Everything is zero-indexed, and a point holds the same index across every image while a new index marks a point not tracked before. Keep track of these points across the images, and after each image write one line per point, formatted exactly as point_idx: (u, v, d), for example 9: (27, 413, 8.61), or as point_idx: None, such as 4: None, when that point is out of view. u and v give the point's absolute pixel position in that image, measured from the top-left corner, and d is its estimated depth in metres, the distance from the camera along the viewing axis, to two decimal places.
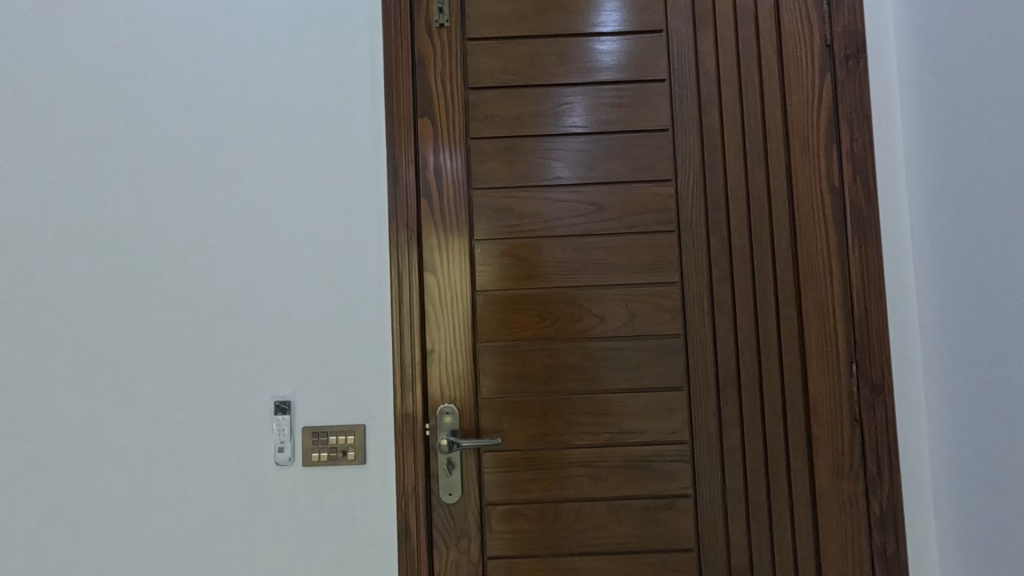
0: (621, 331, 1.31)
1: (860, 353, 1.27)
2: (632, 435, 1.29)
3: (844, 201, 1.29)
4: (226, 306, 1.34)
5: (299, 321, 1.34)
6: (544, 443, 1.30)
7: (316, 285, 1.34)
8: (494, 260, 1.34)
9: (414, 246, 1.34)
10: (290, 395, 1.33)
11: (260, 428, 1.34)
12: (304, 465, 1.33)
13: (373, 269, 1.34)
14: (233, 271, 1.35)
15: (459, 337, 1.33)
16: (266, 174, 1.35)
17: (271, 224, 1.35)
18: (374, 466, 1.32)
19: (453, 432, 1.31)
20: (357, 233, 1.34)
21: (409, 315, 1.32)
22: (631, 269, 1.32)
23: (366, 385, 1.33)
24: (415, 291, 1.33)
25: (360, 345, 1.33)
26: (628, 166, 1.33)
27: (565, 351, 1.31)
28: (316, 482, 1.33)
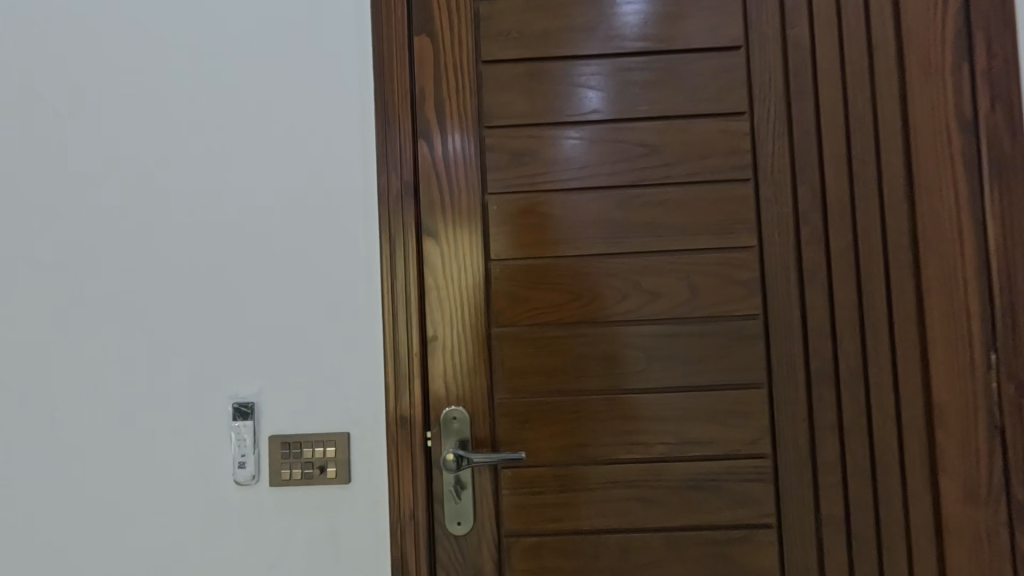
0: (679, 311, 1.00)
1: (1002, 337, 0.96)
2: (695, 447, 0.99)
3: (978, 137, 0.97)
4: (171, 284, 1.05)
5: (263, 301, 1.04)
6: (579, 457, 1.00)
7: (284, 255, 1.04)
8: (513, 220, 1.03)
9: (410, 207, 1.04)
10: (253, 396, 1.04)
11: (216, 438, 1.05)
12: (272, 484, 1.04)
13: (358, 234, 1.04)
14: (179, 237, 1.05)
15: (469, 321, 1.03)
16: (220, 113, 1.05)
17: (227, 178, 1.05)
18: (360, 486, 1.04)
19: (460, 443, 1.02)
20: (337, 188, 1.04)
21: (405, 294, 1.03)
22: (692, 230, 1.01)
23: (350, 382, 1.03)
24: (412, 264, 1.03)
25: (342, 332, 1.03)
26: (687, 97, 1.02)
27: (606, 338, 1.01)
28: (287, 506, 1.04)
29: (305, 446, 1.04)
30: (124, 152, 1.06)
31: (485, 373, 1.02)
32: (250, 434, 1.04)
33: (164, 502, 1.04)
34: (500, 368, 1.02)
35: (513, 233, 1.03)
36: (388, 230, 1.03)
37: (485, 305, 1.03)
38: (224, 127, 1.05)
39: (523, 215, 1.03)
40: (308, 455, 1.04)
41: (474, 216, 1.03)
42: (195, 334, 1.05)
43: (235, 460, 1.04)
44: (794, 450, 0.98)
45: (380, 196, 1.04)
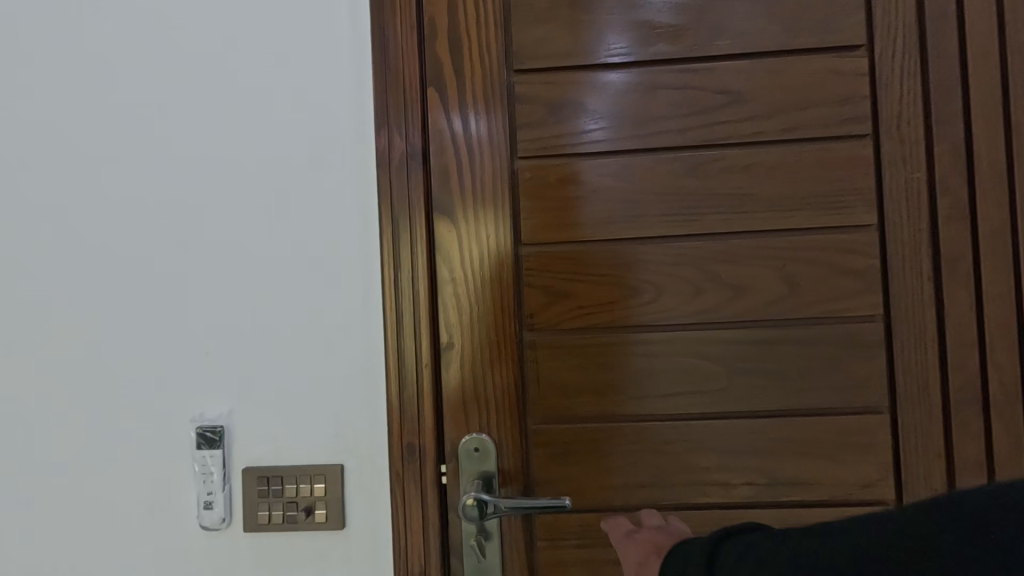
0: (772, 310, 0.76)
1: None
2: (792, 490, 0.75)
3: None
4: (118, 277, 0.83)
5: (233, 298, 0.82)
6: (639, 501, 0.77)
7: (259, 241, 0.82)
8: (552, 193, 0.80)
9: (419, 180, 0.81)
10: (222, 418, 0.82)
11: (176, 471, 0.83)
12: (247, 528, 0.82)
13: (353, 213, 0.81)
14: (127, 217, 0.83)
15: (494, 325, 0.79)
16: (175, 58, 0.82)
17: (185, 142, 0.83)
18: (358, 532, 0.82)
19: (484, 481, 0.79)
20: (324, 154, 0.81)
21: (413, 290, 0.80)
22: (790, 203, 0.76)
23: (344, 402, 0.81)
24: (421, 252, 0.80)
25: (333, 339, 0.81)
26: (784, 24, 0.76)
27: (674, 347, 0.76)
28: (266, 556, 0.83)
29: (288, 482, 0.82)
30: (57, 109, 0.84)
31: (516, 391, 0.78)
32: (218, 467, 0.82)
33: (114, 549, 0.83)
34: (536, 385, 0.78)
35: (551, 210, 0.79)
36: (390, 209, 0.80)
37: (516, 304, 0.79)
38: (181, 76, 0.82)
39: (564, 186, 0.79)
40: (291, 493, 0.82)
41: (502, 190, 0.80)
42: (149, 341, 0.83)
43: (200, 499, 0.82)
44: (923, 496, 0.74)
45: (380, 166, 0.80)
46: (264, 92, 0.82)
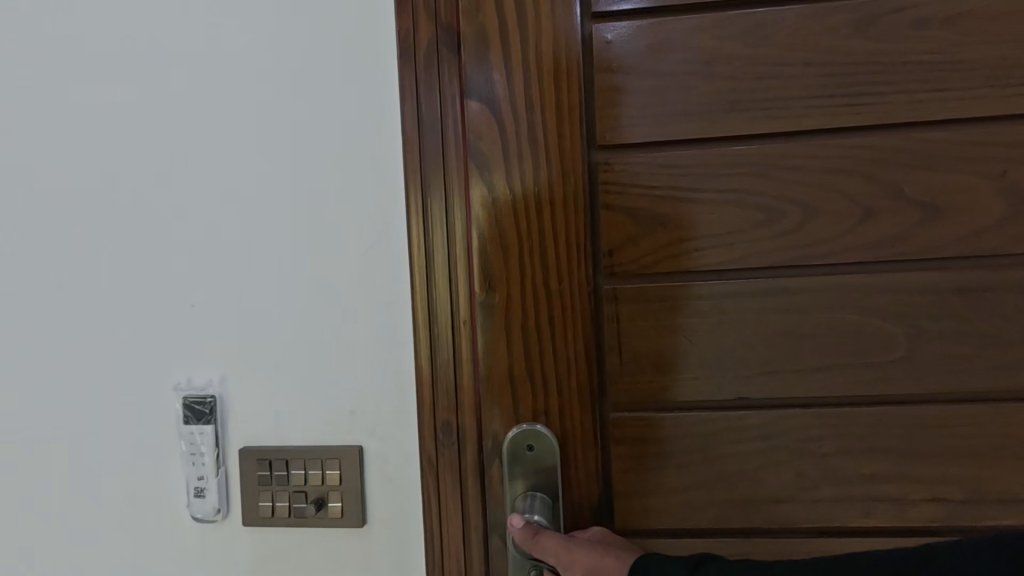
0: (991, 241, 0.49)
1: None
2: (999, 513, 0.51)
3: None
4: (64, 206, 0.64)
5: (211, 230, 0.62)
6: (766, 524, 0.54)
7: (240, 155, 0.61)
8: (644, 71, 0.54)
9: (453, 63, 0.56)
10: (212, 386, 0.64)
11: (158, 453, 0.65)
12: (248, 523, 0.65)
13: (364, 113, 0.58)
14: (71, 123, 0.63)
15: (557, 270, 0.55)
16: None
17: (141, 20, 0.61)
18: (383, 532, 0.64)
19: (543, 496, 0.57)
20: (323, 30, 0.59)
21: (445, 220, 0.57)
22: (1022, 74, 0.49)
23: (359, 367, 0.61)
24: (456, 167, 0.57)
25: (343, 285, 0.60)
26: None
27: (831, 297, 0.52)
28: (269, 561, 0.65)
29: (296, 467, 0.64)
30: None
31: (587, 362, 0.56)
32: (210, 447, 0.63)
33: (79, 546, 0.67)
34: (618, 354, 0.55)
35: (643, 99, 0.54)
36: (412, 107, 0.57)
37: (590, 237, 0.55)
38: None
39: (665, 59, 0.54)
40: (299, 481, 0.64)
41: (570, 71, 0.55)
42: (108, 289, 0.64)
43: (190, 485, 0.64)
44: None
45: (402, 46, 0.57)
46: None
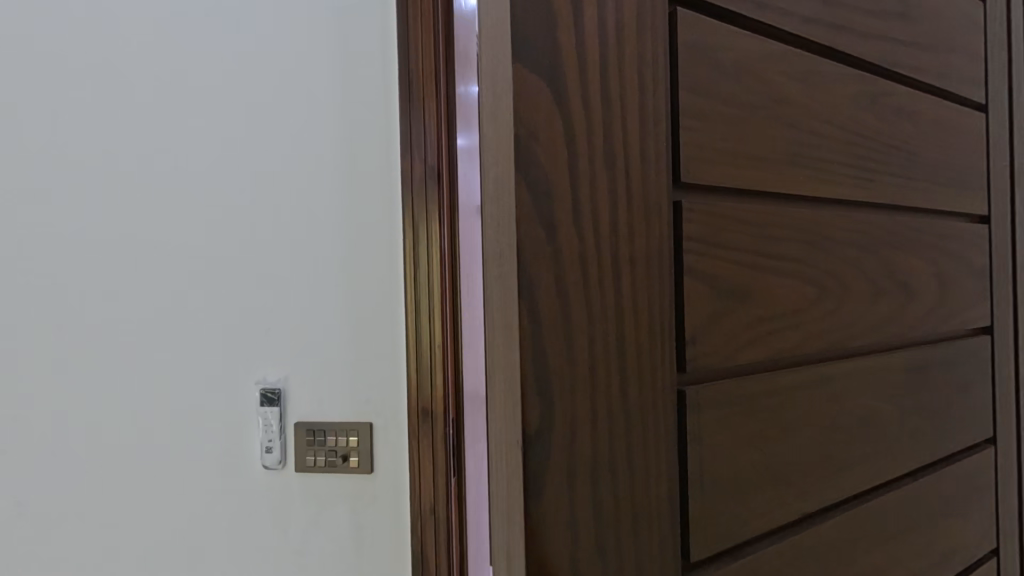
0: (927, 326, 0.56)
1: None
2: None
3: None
4: (176, 250, 0.85)
5: (266, 261, 0.83)
6: None
7: (287, 210, 0.83)
8: (733, 72, 0.38)
9: (432, 177, 0.80)
10: (281, 381, 0.82)
11: (238, 426, 0.84)
12: (296, 474, 0.81)
13: (377, 189, 0.81)
14: (165, 175, 0.85)
15: (637, 375, 0.34)
16: (211, 14, 0.85)
17: (218, 105, 0.85)
18: (389, 477, 0.80)
19: None
20: (353, 127, 0.82)
21: (428, 272, 0.79)
22: (938, 176, 0.57)
23: (369, 363, 0.81)
24: (435, 235, 0.79)
25: (358, 305, 0.81)
26: None
27: (855, 382, 0.48)
28: (307, 500, 0.82)
29: (331, 434, 0.81)
30: (140, 81, 0.86)
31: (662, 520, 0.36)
32: (278, 420, 0.82)
33: (145, 496, 0.84)
34: (702, 498, 0.37)
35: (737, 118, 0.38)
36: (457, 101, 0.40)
37: (673, 320, 0.36)
38: (214, 37, 0.85)
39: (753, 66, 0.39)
40: (333, 444, 0.80)
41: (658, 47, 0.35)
42: (188, 307, 0.85)
43: (261, 444, 0.82)
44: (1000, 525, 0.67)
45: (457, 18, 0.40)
46: (296, 64, 0.83)
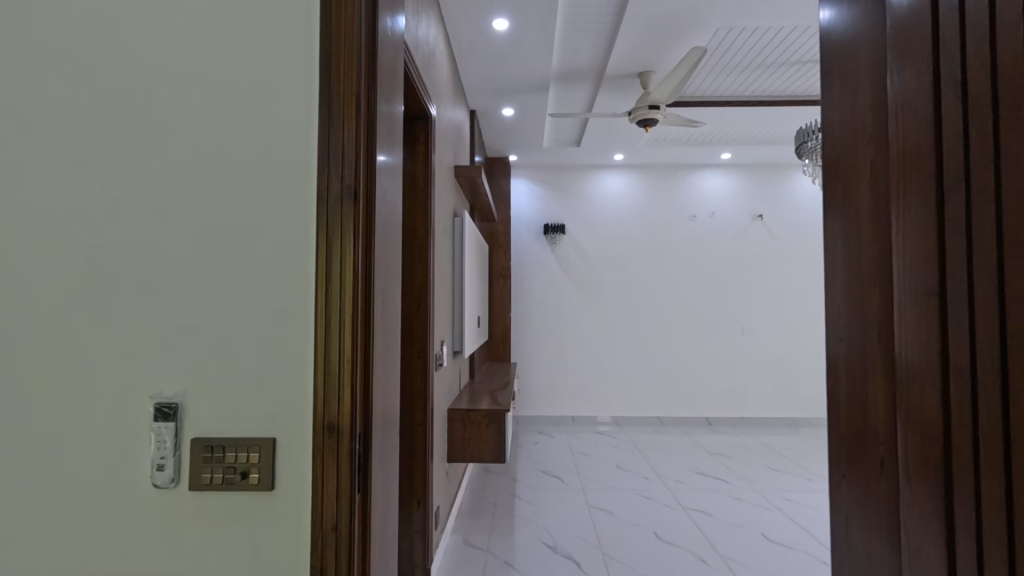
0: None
1: (857, 376, 0.91)
2: None
3: (847, 186, 0.95)
4: (70, 252, 0.80)
5: (170, 271, 0.81)
6: None
7: (198, 220, 0.81)
8: None
9: (350, 196, 0.81)
10: (178, 395, 0.80)
11: (127, 443, 0.79)
12: (188, 492, 0.79)
13: (294, 205, 0.82)
14: (61, 178, 0.81)
15: None
16: (121, 19, 0.83)
17: (125, 112, 0.82)
18: (286, 494, 0.79)
19: None
20: (271, 142, 0.82)
21: (339, 295, 0.80)
22: None
23: (279, 378, 0.80)
24: (350, 253, 0.80)
25: (268, 319, 0.80)
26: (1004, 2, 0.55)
27: None
28: (197, 519, 0.79)
29: (228, 451, 0.79)
30: (50, 76, 0.82)
31: None
32: (172, 436, 0.78)
33: (17, 518, 0.78)
34: None
35: None
36: None
37: None
38: (124, 38, 0.83)
39: None
40: (231, 460, 0.79)
41: None
42: (80, 314, 0.80)
43: (153, 462, 0.78)
44: (921, 549, 0.71)
45: None
46: (215, 76, 0.83)
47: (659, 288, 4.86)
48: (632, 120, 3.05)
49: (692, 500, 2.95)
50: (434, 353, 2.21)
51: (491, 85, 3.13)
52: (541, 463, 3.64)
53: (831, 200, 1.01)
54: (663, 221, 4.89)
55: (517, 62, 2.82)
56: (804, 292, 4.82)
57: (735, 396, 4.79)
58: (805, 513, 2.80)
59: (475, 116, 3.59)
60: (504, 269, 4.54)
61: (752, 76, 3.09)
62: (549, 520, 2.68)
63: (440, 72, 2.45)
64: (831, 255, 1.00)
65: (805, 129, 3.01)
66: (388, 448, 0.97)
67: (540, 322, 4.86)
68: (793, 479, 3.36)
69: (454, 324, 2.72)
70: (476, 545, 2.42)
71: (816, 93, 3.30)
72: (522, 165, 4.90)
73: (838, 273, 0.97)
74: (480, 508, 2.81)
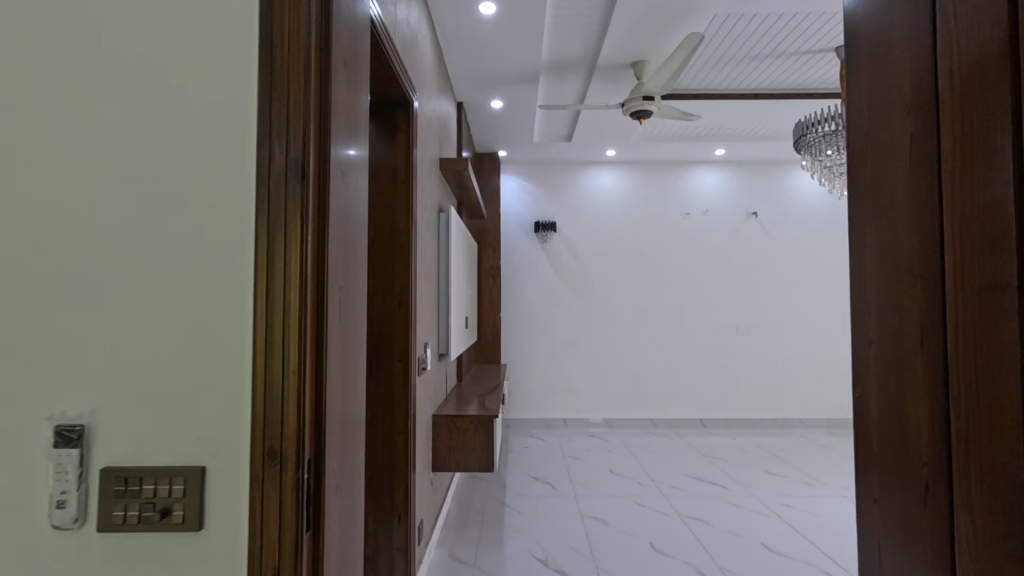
0: None
1: (888, 384, 0.79)
2: None
3: (873, 167, 0.83)
4: None
5: (74, 264, 0.66)
6: None
7: (109, 202, 0.67)
8: None
9: (297, 174, 0.67)
10: (83, 416, 0.65)
11: (20, 474, 0.65)
12: (96, 534, 0.64)
13: (229, 186, 0.68)
14: None
15: None
16: None
17: (18, 69, 0.67)
18: (218, 536, 0.65)
19: None
20: (201, 109, 0.68)
21: (285, 294, 0.66)
22: None
23: (209, 394, 0.66)
24: (296, 242, 0.66)
25: (197, 323, 0.67)
26: None
27: None
28: (108, 566, 0.64)
29: (146, 483, 0.64)
30: None
31: None
32: (75, 466, 0.64)
33: None
34: None
35: None
36: None
37: None
38: None
39: None
40: (150, 494, 0.65)
41: None
42: None
43: (52, 498, 0.64)
44: None
45: None
46: (132, 27, 0.68)
47: (652, 287, 4.75)
48: (625, 112, 2.94)
49: (688, 507, 2.83)
50: (417, 356, 2.07)
51: (478, 75, 2.99)
52: (531, 468, 3.52)
53: (855, 183, 0.89)
54: (656, 218, 4.79)
55: (505, 50, 2.69)
56: (798, 291, 4.74)
57: (729, 397, 4.70)
58: (805, 520, 2.70)
59: (462, 108, 3.45)
60: (493, 268, 4.41)
61: (749, 67, 2.99)
62: (539, 530, 2.55)
63: (424, 58, 2.31)
64: (856, 248, 0.89)
65: (803, 122, 2.91)
66: (352, 469, 0.84)
67: (531, 322, 4.74)
68: (791, 483, 3.26)
69: (438, 325, 2.58)
70: (462, 559, 2.28)
71: (814, 86, 3.20)
72: (511, 161, 4.77)
73: (865, 266, 0.85)
74: (468, 519, 2.67)
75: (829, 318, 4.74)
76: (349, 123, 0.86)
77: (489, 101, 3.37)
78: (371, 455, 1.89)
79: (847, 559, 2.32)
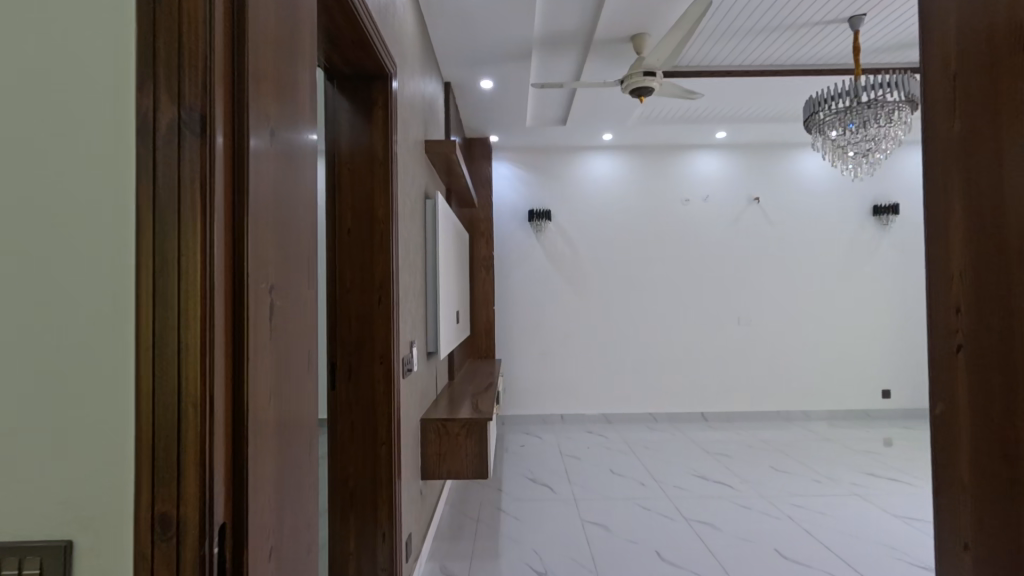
0: None
1: (990, 402, 0.62)
2: None
3: (969, 126, 0.65)
4: None
5: None
6: None
7: None
8: None
9: (196, 128, 0.50)
10: None
11: None
12: None
13: (98, 143, 0.49)
14: None
15: None
16: None
17: None
18: None
19: None
20: (64, 41, 0.50)
21: (180, 289, 0.49)
22: None
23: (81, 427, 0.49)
24: (193, 219, 0.49)
25: (58, 333, 0.48)
26: None
27: None
28: None
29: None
30: None
31: None
32: None
33: None
34: None
35: None
36: None
37: None
38: None
39: None
40: None
41: None
42: None
43: None
44: None
45: None
46: None
47: (651, 277, 4.58)
48: (625, 89, 2.73)
49: (694, 510, 2.68)
50: (401, 357, 1.89)
51: (466, 51, 2.78)
52: (528, 468, 3.36)
53: (937, 148, 0.71)
54: (655, 205, 4.60)
55: (495, 22, 2.47)
56: (802, 279, 4.59)
57: (732, 389, 4.55)
58: (818, 522, 2.55)
59: (450, 89, 3.24)
60: (486, 259, 4.21)
61: (756, 40, 2.79)
62: (538, 539, 2.39)
63: (405, 28, 2.10)
64: (933, 227, 0.72)
65: (814, 99, 2.71)
66: (296, 512, 0.67)
67: (526, 315, 4.55)
68: (799, 481, 3.12)
69: (426, 320, 2.39)
70: (454, 572, 2.12)
71: (824, 61, 3.01)
72: (503, 147, 4.55)
73: (954, 253, 0.67)
74: (461, 528, 2.51)
75: (834, 306, 4.59)
76: (288, 78, 0.69)
77: (479, 80, 3.16)
78: (351, 468, 1.71)
79: (866, 565, 2.18)
